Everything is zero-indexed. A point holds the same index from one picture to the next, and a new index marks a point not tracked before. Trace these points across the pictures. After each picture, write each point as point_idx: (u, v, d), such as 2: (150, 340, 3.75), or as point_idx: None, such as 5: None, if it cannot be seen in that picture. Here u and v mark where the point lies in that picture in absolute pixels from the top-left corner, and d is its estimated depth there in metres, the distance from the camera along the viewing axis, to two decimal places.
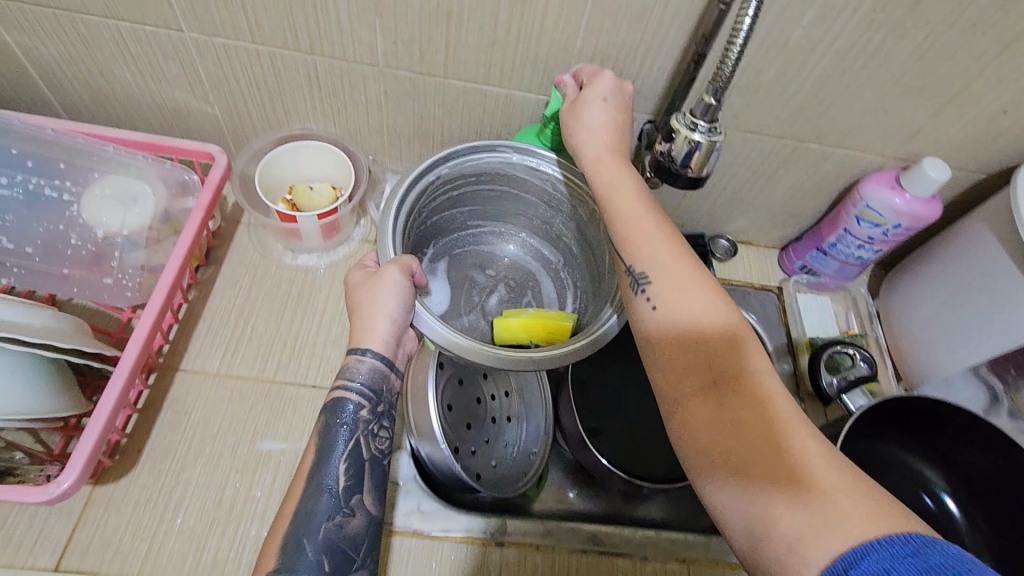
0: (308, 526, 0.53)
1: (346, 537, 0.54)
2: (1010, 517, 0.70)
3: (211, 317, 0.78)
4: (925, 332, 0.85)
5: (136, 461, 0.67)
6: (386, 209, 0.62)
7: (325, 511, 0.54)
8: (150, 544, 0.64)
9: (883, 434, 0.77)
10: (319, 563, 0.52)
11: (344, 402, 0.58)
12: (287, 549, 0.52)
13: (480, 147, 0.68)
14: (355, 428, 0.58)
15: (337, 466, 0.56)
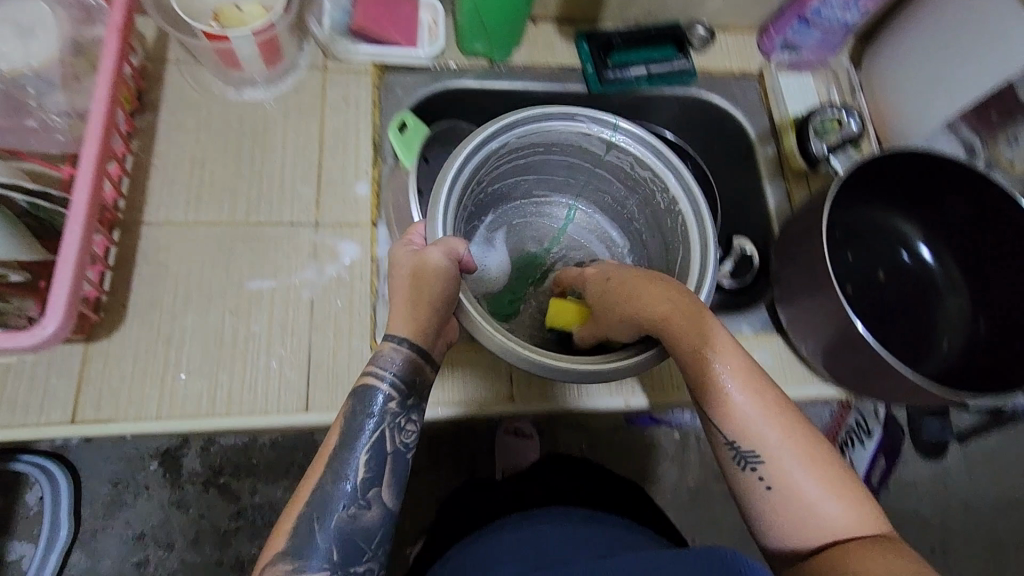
0: (325, 510, 0.50)
1: (361, 527, 0.51)
2: (979, 253, 0.75)
3: (163, 166, 0.72)
4: (908, 89, 0.83)
5: (124, 316, 0.65)
6: (443, 182, 0.62)
7: (340, 501, 0.51)
8: (161, 388, 0.64)
9: (867, 198, 0.80)
10: (329, 555, 0.50)
11: (372, 393, 0.54)
12: (300, 532, 0.50)
13: (553, 114, 0.67)
14: (382, 422, 0.54)
15: (358, 460, 0.52)
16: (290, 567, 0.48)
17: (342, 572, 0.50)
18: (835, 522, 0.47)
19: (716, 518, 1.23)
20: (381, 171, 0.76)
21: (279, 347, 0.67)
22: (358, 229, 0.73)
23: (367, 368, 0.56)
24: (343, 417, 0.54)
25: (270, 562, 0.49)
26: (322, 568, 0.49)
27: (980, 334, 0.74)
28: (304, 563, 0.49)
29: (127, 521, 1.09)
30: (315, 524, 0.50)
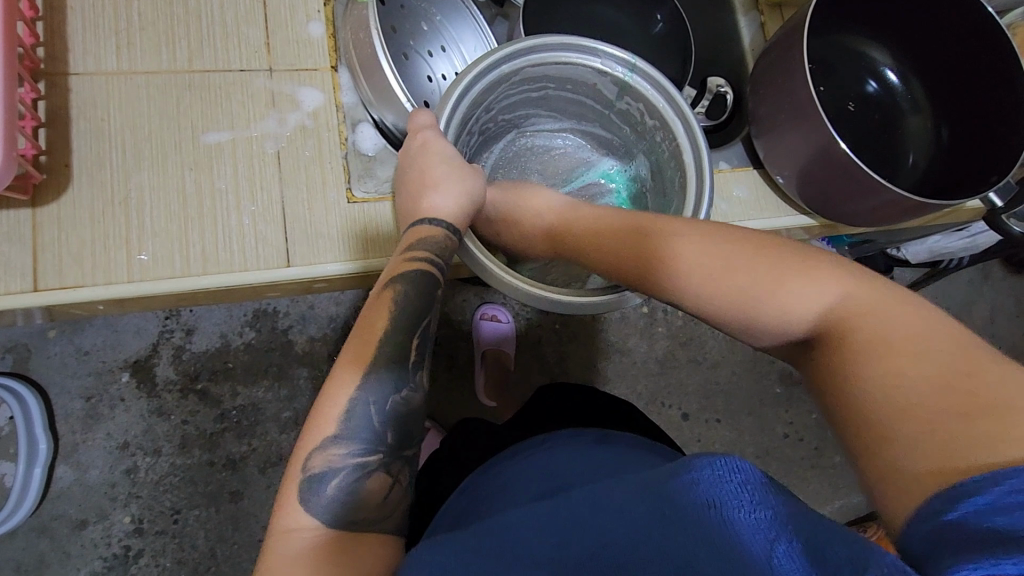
0: (374, 395, 0.50)
1: (406, 414, 0.51)
2: (943, 72, 0.76)
3: (81, 8, 0.63)
4: None
5: (69, 176, 0.60)
6: (449, 91, 0.59)
7: (392, 385, 0.51)
8: (127, 251, 0.60)
9: (838, 24, 0.79)
10: (383, 436, 0.50)
11: (420, 275, 0.55)
12: (352, 415, 0.49)
13: (570, 45, 0.63)
14: (429, 309, 0.55)
15: (405, 342, 0.53)
16: (342, 452, 0.48)
17: (396, 457, 0.51)
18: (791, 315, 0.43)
19: (681, 378, 1.31)
20: (334, 11, 0.69)
21: (249, 203, 0.63)
22: (317, 75, 0.68)
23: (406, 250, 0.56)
24: (385, 302, 0.54)
25: (317, 448, 0.48)
26: (374, 451, 0.49)
27: (943, 143, 0.77)
28: (354, 445, 0.48)
29: (108, 433, 1.07)
30: (362, 407, 0.49)
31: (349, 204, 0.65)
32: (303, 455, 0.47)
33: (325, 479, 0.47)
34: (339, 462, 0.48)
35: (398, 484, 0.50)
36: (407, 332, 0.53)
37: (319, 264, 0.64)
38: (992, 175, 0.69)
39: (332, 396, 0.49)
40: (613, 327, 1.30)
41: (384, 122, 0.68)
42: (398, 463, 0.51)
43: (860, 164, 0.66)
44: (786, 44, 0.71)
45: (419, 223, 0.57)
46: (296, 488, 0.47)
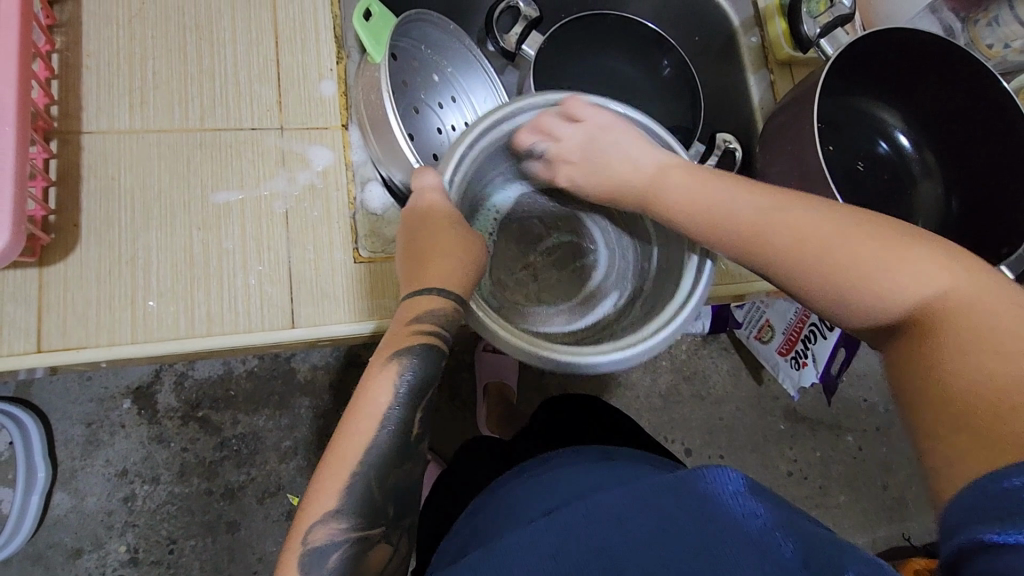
0: (376, 468, 0.49)
1: (408, 486, 0.51)
2: (957, 138, 0.76)
3: (96, 67, 0.63)
4: None
5: (77, 236, 0.60)
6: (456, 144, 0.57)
7: (393, 457, 0.49)
8: (132, 311, 0.60)
9: (853, 86, 0.79)
10: (383, 509, 0.49)
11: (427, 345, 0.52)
12: (354, 490, 0.48)
13: (584, 102, 0.62)
14: (433, 376, 0.53)
15: (406, 412, 0.51)
16: (343, 526, 0.47)
17: (394, 526, 0.50)
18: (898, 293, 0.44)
19: (685, 414, 1.29)
20: (346, 68, 0.70)
21: (256, 264, 0.63)
22: (327, 133, 0.68)
23: (411, 320, 0.53)
24: (386, 371, 0.51)
25: (316, 522, 0.47)
26: (375, 525, 0.48)
27: (953, 212, 0.76)
28: (355, 520, 0.47)
29: (107, 460, 1.07)
30: (365, 479, 0.48)
31: (356, 263, 0.65)
32: (304, 528, 0.47)
33: (326, 555, 0.46)
34: (340, 537, 0.47)
35: (397, 554, 0.50)
36: (409, 407, 0.51)
37: (324, 325, 0.64)
38: (1003, 247, 0.69)
39: (335, 467, 0.48)
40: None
41: (393, 181, 0.67)
42: (398, 534, 0.50)
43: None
44: (798, 110, 0.70)
45: (426, 293, 0.54)
46: (297, 562, 0.46)
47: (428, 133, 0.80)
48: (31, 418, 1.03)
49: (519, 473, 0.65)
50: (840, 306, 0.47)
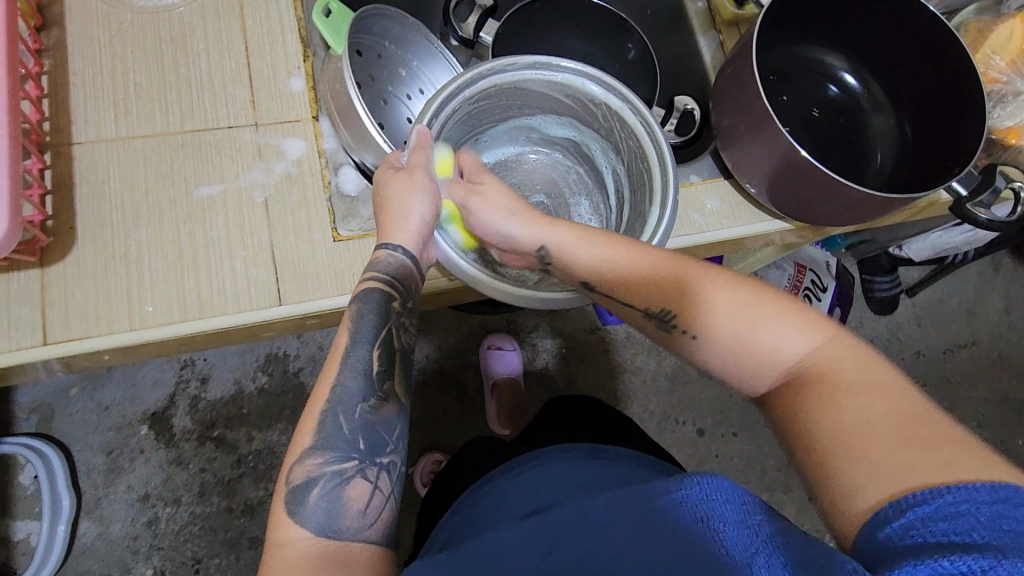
0: (344, 406, 0.53)
1: (380, 424, 0.53)
2: (900, 70, 0.78)
3: (82, 83, 0.69)
4: None
5: (74, 237, 0.64)
6: (414, 120, 0.61)
7: (358, 395, 0.53)
8: (129, 302, 0.64)
9: (796, 35, 0.82)
10: (356, 445, 0.52)
11: (375, 291, 0.57)
12: (325, 427, 0.51)
13: (524, 63, 0.64)
14: (387, 318, 0.57)
15: (366, 352, 0.55)
16: (320, 461, 0.51)
17: (372, 462, 0.52)
18: (793, 349, 0.46)
19: (693, 392, 1.30)
20: (313, 65, 0.74)
21: (241, 250, 0.67)
22: (299, 125, 0.72)
23: (365, 273, 0.58)
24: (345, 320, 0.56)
25: (296, 461, 0.51)
26: (349, 458, 0.51)
27: (909, 140, 0.79)
28: (330, 454, 0.51)
29: (128, 486, 1.10)
30: (336, 419, 0.52)
31: (334, 242, 0.69)
32: (285, 470, 0.51)
33: (308, 489, 0.50)
34: (318, 472, 0.50)
35: (379, 491, 0.52)
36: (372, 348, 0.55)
37: (308, 301, 0.67)
38: (954, 165, 0.70)
39: (309, 412, 0.53)
40: (618, 345, 1.31)
41: (366, 164, 0.71)
42: (376, 471, 0.52)
43: (830, 175, 0.68)
44: (741, 61, 0.73)
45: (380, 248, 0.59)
46: (283, 504, 0.50)
47: (398, 122, 0.85)
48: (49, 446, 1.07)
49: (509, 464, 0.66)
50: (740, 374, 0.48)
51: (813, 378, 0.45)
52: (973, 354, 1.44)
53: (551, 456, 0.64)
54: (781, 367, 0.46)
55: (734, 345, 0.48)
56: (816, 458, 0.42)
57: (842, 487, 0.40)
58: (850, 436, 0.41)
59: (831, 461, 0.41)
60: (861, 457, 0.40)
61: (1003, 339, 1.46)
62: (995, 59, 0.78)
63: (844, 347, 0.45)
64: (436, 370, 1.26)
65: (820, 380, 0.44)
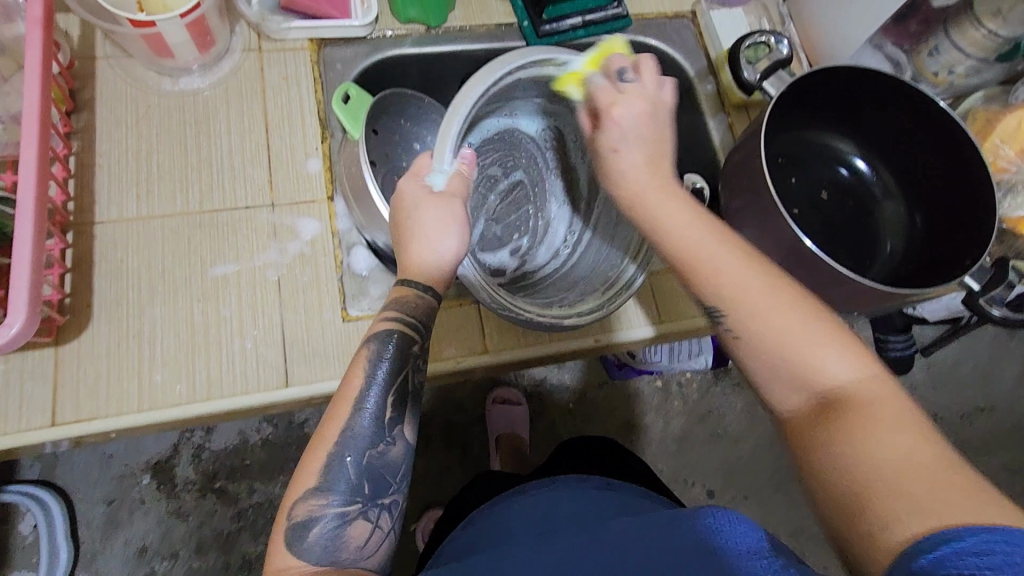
0: (352, 447, 0.54)
1: (385, 466, 0.55)
2: (910, 157, 0.79)
3: (108, 165, 0.71)
4: (829, 16, 0.87)
5: (89, 315, 0.65)
6: (453, 114, 0.57)
7: (368, 439, 0.55)
8: (138, 381, 0.64)
9: (806, 122, 0.83)
10: (360, 487, 0.54)
11: (389, 335, 0.58)
12: (330, 469, 0.53)
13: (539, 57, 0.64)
14: (401, 361, 0.58)
15: (377, 399, 0.56)
16: (323, 502, 0.53)
17: (374, 504, 0.55)
18: (833, 375, 0.47)
19: (702, 455, 1.28)
20: (330, 146, 0.77)
21: (252, 329, 0.68)
22: (314, 206, 0.74)
23: (382, 313, 0.59)
24: (360, 363, 0.57)
25: (300, 498, 0.53)
26: (353, 501, 0.53)
27: (919, 230, 0.79)
28: (334, 496, 0.53)
29: (126, 539, 1.08)
30: (344, 461, 0.54)
31: (344, 322, 0.70)
32: (289, 505, 0.53)
33: (309, 527, 0.52)
34: (320, 512, 0.52)
35: (379, 529, 0.55)
36: (382, 392, 0.56)
37: (315, 382, 0.67)
38: (966, 257, 0.71)
39: (315, 451, 0.54)
40: (625, 405, 1.29)
41: (378, 243, 0.72)
42: (376, 511, 0.55)
43: (844, 271, 0.67)
44: (750, 149, 0.74)
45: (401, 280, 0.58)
46: (284, 535, 0.52)
47: None
48: (52, 493, 1.07)
49: (524, 489, 0.67)
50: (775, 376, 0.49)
51: (849, 398, 0.45)
52: (991, 420, 1.41)
53: (561, 485, 0.65)
54: (822, 390, 0.46)
55: (790, 372, 0.48)
56: (848, 511, 0.41)
57: (874, 525, 0.39)
58: (887, 475, 0.40)
59: (860, 510, 0.40)
60: (904, 492, 0.39)
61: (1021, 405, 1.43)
62: (1003, 148, 0.78)
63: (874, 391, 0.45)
64: (443, 426, 1.25)
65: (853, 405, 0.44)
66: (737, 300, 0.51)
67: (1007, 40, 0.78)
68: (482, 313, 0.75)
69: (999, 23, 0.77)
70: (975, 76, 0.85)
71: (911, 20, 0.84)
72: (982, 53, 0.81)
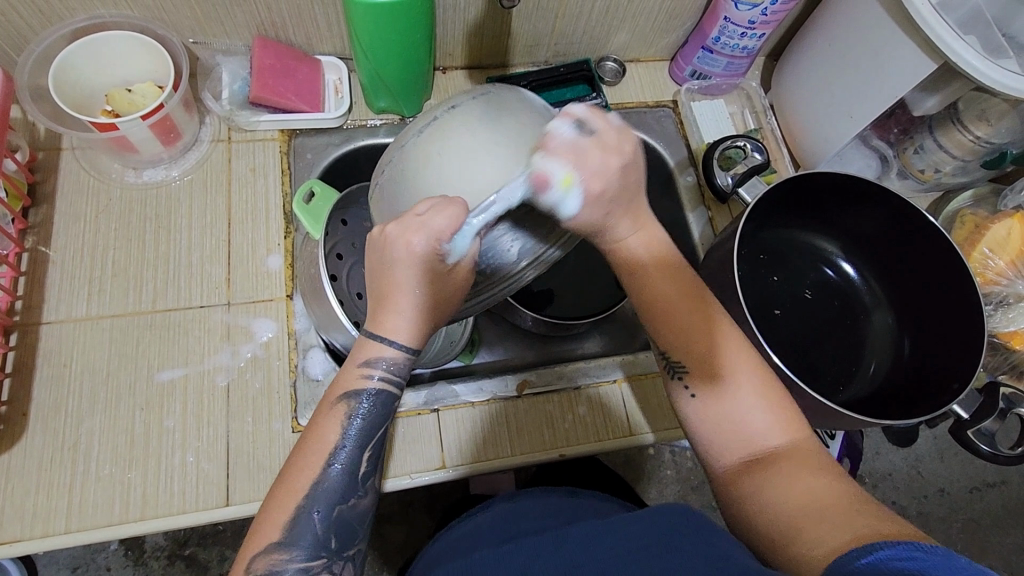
0: (321, 502, 0.48)
1: (354, 518, 0.49)
2: (898, 264, 0.76)
3: (61, 261, 0.69)
4: (803, 115, 0.84)
5: (25, 424, 0.63)
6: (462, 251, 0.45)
7: (338, 493, 0.48)
8: (70, 497, 0.61)
9: (789, 223, 0.80)
10: (326, 542, 0.48)
11: (367, 390, 0.49)
12: (296, 524, 0.47)
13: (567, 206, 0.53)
14: (382, 415, 0.51)
15: (351, 453, 0.49)
16: (285, 557, 0.46)
17: (339, 558, 0.48)
18: (763, 436, 0.51)
19: None
20: (293, 241, 0.75)
21: (195, 440, 0.65)
22: (272, 305, 0.72)
23: (367, 358, 0.49)
24: (336, 416, 0.49)
25: (259, 552, 0.46)
26: (317, 556, 0.47)
27: (904, 352, 0.75)
28: (298, 551, 0.46)
29: None
30: (310, 515, 0.47)
31: (294, 432, 0.66)
32: (248, 557, 0.46)
33: None
34: (281, 567, 0.46)
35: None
36: (357, 444, 0.50)
37: (257, 500, 0.63)
38: (954, 382, 0.67)
39: (281, 502, 0.47)
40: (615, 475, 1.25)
41: (335, 344, 0.70)
42: (342, 563, 0.49)
43: (824, 399, 0.63)
44: (724, 256, 0.70)
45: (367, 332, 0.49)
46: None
47: None
48: (16, 562, 1.04)
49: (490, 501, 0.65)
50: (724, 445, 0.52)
51: (773, 456, 0.50)
52: (1004, 494, 1.32)
53: (524, 498, 0.63)
54: (749, 448, 0.51)
55: (713, 416, 0.53)
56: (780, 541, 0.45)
57: (800, 552, 0.43)
58: (793, 511, 0.46)
59: (790, 541, 0.44)
60: (821, 521, 0.44)
61: None
62: (992, 259, 0.77)
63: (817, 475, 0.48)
64: (425, 492, 1.21)
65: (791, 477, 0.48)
66: (686, 338, 0.55)
67: (995, 146, 0.76)
68: (438, 423, 0.71)
69: (986, 129, 0.74)
70: (961, 175, 0.82)
71: (893, 121, 0.82)
72: (969, 156, 0.78)
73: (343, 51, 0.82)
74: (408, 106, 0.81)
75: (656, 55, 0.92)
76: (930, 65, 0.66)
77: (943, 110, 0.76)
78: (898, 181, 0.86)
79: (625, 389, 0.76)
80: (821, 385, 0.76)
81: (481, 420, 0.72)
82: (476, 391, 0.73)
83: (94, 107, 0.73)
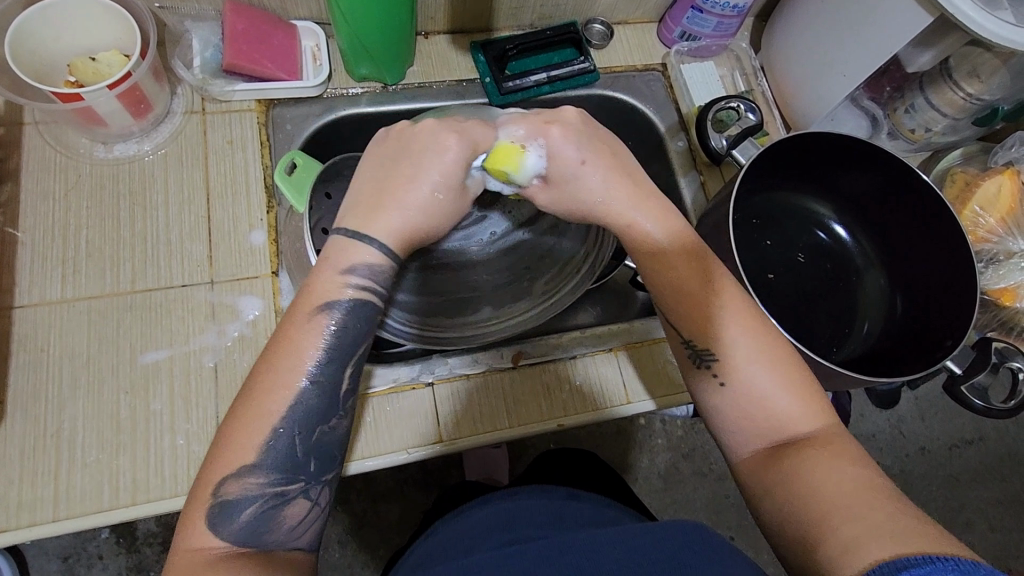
0: (291, 425, 0.46)
1: (329, 442, 0.48)
2: (889, 222, 0.76)
3: (31, 242, 0.66)
4: (794, 75, 0.82)
5: (3, 412, 0.60)
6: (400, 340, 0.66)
7: (308, 420, 0.46)
8: (56, 485, 0.59)
9: (783, 184, 0.79)
10: (302, 465, 0.47)
11: (336, 305, 0.48)
12: (270, 448, 0.45)
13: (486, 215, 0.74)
14: (345, 328, 0.48)
15: (335, 369, 0.47)
16: (260, 481, 0.45)
17: (316, 481, 0.48)
18: (794, 421, 0.48)
19: (687, 493, 1.27)
20: (276, 216, 0.72)
21: (185, 423, 0.63)
22: (258, 282, 0.69)
23: (331, 272, 0.49)
24: (312, 327, 0.47)
25: (233, 476, 0.45)
26: (293, 479, 0.46)
27: (896, 312, 0.76)
28: (271, 475, 0.45)
29: None
30: (284, 441, 0.46)
31: None
32: (215, 480, 0.44)
33: (239, 508, 0.44)
34: (255, 492, 0.45)
35: (317, 506, 0.48)
36: (328, 362, 0.47)
37: None
38: (946, 339, 0.67)
39: (245, 432, 0.45)
40: (609, 444, 1.26)
41: None
42: (319, 488, 0.48)
43: (820, 359, 0.63)
44: (719, 220, 0.68)
45: (341, 238, 0.49)
46: (205, 513, 0.44)
47: None
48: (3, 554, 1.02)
49: (487, 499, 0.63)
50: (750, 430, 0.49)
51: (806, 441, 0.47)
52: (981, 451, 1.36)
53: (522, 494, 0.61)
54: (775, 432, 0.48)
55: (736, 405, 0.50)
56: (806, 543, 0.42)
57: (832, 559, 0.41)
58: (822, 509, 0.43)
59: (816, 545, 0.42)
60: (851, 518, 0.41)
61: (1014, 434, 1.37)
62: (982, 216, 0.77)
63: (848, 451, 0.46)
64: (419, 468, 1.21)
65: (829, 458, 0.45)
66: (709, 330, 0.51)
67: (985, 103, 0.75)
68: (434, 397, 0.70)
69: (978, 86, 0.73)
70: (951, 134, 0.82)
71: (887, 79, 0.80)
72: (960, 115, 0.77)
73: (320, 16, 0.78)
74: (391, 73, 0.78)
75: (645, 16, 0.90)
76: (927, 19, 0.65)
77: (935, 67, 0.75)
78: (889, 142, 0.85)
79: (619, 358, 0.76)
80: (815, 347, 0.76)
81: (476, 394, 0.71)
82: (471, 363, 0.72)
83: (56, 78, 0.68)
